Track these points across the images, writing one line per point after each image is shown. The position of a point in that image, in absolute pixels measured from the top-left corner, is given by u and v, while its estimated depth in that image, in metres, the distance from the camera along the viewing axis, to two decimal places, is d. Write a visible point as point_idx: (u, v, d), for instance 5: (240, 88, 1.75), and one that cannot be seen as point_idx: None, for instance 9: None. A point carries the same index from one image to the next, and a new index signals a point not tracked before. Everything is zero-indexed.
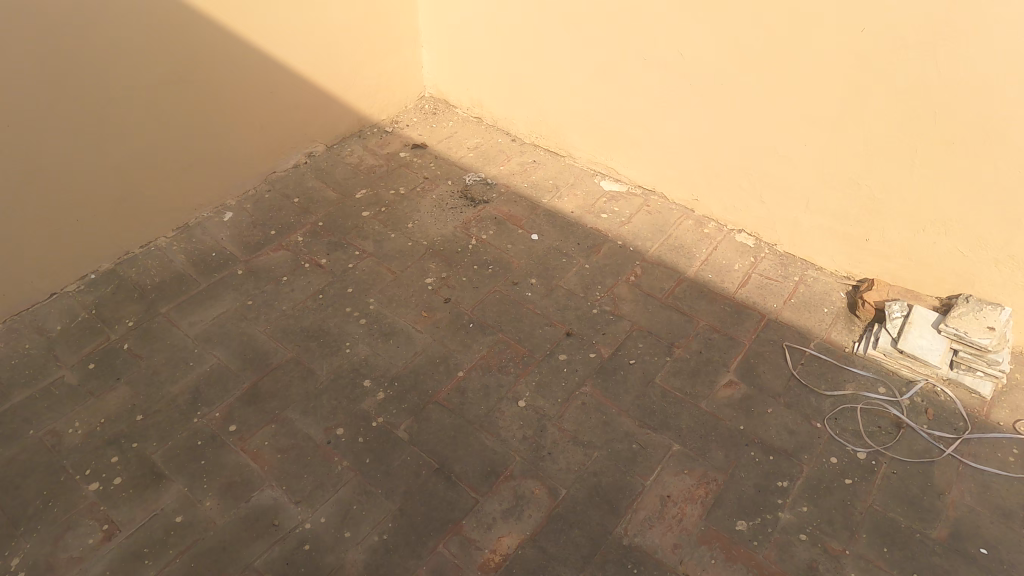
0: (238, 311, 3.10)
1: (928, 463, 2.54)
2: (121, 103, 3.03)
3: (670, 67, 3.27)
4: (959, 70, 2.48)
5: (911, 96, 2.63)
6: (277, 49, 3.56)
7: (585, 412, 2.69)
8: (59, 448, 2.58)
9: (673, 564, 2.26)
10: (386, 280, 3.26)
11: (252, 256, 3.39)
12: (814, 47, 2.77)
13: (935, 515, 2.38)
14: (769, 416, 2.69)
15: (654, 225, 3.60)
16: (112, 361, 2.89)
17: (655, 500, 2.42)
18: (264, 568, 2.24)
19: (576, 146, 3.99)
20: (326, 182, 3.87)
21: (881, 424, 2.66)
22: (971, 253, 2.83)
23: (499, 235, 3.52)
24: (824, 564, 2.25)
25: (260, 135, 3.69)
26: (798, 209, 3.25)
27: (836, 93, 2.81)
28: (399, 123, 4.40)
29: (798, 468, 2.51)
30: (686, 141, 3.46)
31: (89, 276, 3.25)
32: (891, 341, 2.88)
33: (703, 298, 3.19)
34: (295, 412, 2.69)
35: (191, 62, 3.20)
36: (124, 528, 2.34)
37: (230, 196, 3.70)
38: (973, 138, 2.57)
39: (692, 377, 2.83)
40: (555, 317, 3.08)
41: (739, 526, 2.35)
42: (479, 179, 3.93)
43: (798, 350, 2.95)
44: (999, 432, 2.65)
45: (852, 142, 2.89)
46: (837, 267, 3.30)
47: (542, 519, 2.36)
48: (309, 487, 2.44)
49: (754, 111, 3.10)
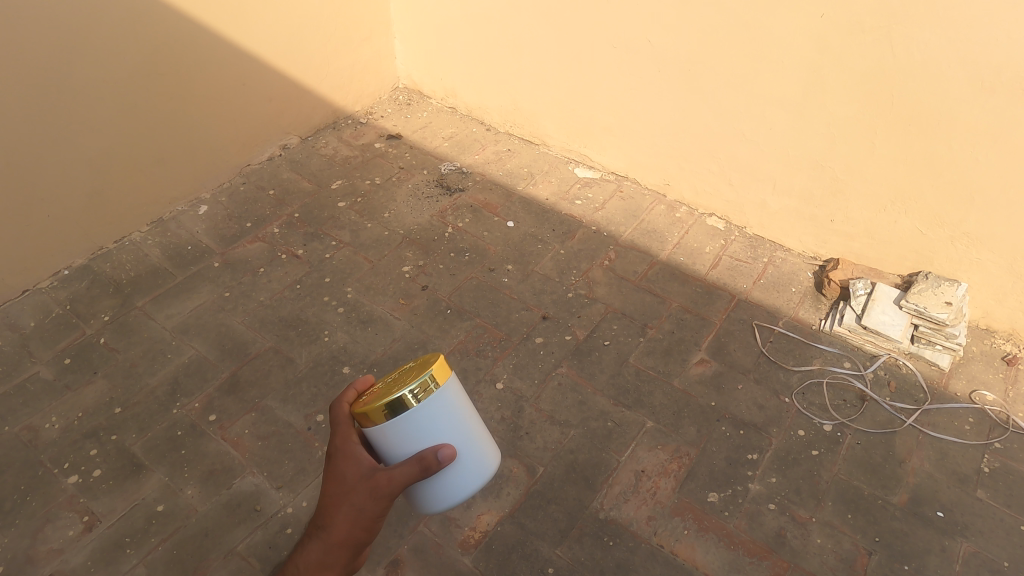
0: (216, 303, 3.12)
1: (890, 433, 2.65)
2: (90, 97, 3.01)
3: (640, 53, 3.32)
4: (914, 53, 2.56)
5: (869, 80, 2.72)
6: (247, 40, 3.55)
7: (561, 392, 2.75)
8: (37, 443, 2.58)
9: (647, 536, 2.33)
10: (363, 269, 3.29)
11: (228, 248, 3.40)
12: (776, 33, 2.84)
13: (895, 481, 2.49)
14: (739, 391, 2.78)
15: (628, 211, 3.67)
16: (88, 355, 2.89)
17: (629, 475, 2.49)
18: (246, 553, 2.27)
19: (549, 133, 4.04)
20: (302, 174, 3.89)
21: (846, 398, 2.76)
22: (930, 231, 2.94)
23: (475, 223, 3.57)
24: (791, 531, 2.34)
25: (233, 127, 3.68)
26: (765, 192, 3.34)
27: (800, 77, 2.89)
28: (374, 114, 4.42)
29: (767, 440, 2.61)
30: (657, 127, 3.52)
31: (62, 271, 3.23)
32: (855, 317, 2.99)
33: (675, 281, 3.27)
34: (275, 400, 2.72)
35: (160, 54, 3.18)
36: (105, 518, 2.36)
37: (205, 189, 3.69)
38: (928, 120, 2.67)
39: (665, 356, 2.91)
40: (531, 301, 3.14)
41: (711, 498, 2.44)
42: (454, 168, 3.96)
43: (767, 328, 3.04)
44: (957, 402, 2.76)
45: (816, 125, 2.97)
46: (804, 247, 3.39)
47: (520, 496, 2.42)
48: (290, 472, 2.48)
49: (721, 95, 3.18)
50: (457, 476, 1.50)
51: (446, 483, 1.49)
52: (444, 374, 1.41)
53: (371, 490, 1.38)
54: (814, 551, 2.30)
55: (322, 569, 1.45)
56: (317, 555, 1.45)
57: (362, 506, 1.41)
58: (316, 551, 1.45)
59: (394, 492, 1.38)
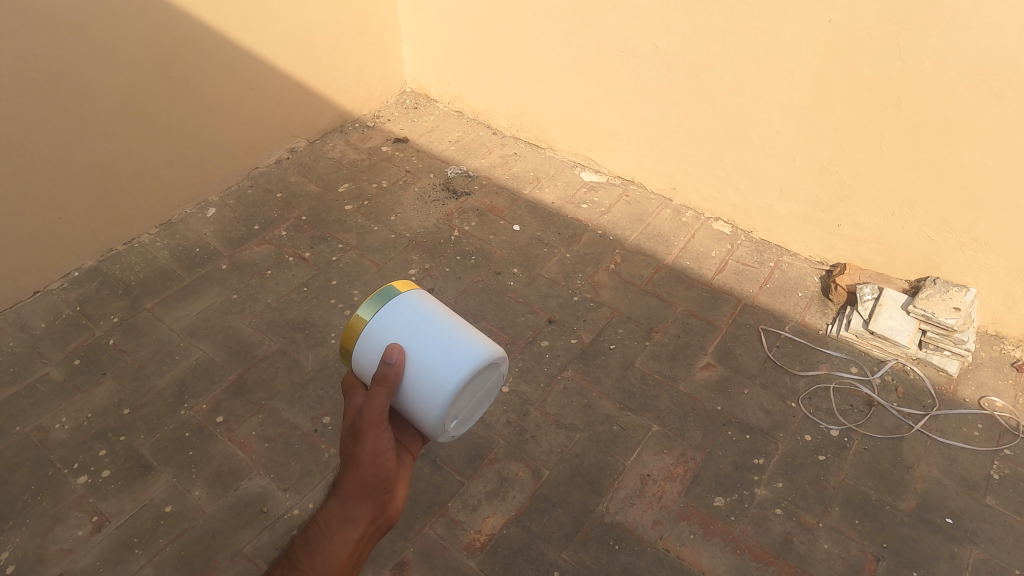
0: (224, 305, 3.13)
1: (897, 439, 2.64)
2: (103, 100, 3.05)
3: (646, 58, 3.33)
4: (923, 59, 2.56)
5: (878, 85, 2.72)
6: (256, 44, 3.58)
7: (566, 396, 2.75)
8: (46, 443, 2.60)
9: (653, 540, 2.33)
10: (370, 272, 3.31)
11: (236, 250, 3.42)
12: (783, 39, 2.85)
13: (903, 487, 2.48)
14: (745, 396, 2.78)
15: (633, 215, 3.68)
16: (98, 357, 2.91)
17: (635, 479, 2.49)
18: (253, 554, 2.28)
19: (555, 137, 4.05)
20: (309, 177, 3.90)
21: (853, 403, 2.75)
22: (938, 236, 2.93)
23: (481, 226, 3.58)
24: (798, 537, 2.33)
25: (241, 130, 3.71)
26: (772, 196, 3.34)
27: (807, 82, 2.89)
28: (380, 117, 4.44)
29: (774, 445, 2.60)
30: (663, 131, 3.53)
31: (72, 272, 3.26)
32: (862, 322, 2.98)
33: (681, 285, 3.27)
34: (282, 402, 2.73)
35: (171, 58, 3.22)
36: (114, 518, 2.37)
37: (213, 192, 3.71)
38: (936, 126, 2.67)
39: (670, 360, 2.91)
40: (537, 305, 3.14)
41: (717, 502, 2.43)
42: (460, 172, 3.97)
43: (773, 333, 3.04)
44: (965, 408, 2.74)
45: (823, 130, 2.97)
46: (811, 252, 3.39)
47: (526, 499, 2.43)
48: (297, 474, 2.49)
49: (727, 99, 3.18)
50: (426, 370, 1.51)
51: (419, 381, 1.52)
52: (399, 288, 1.64)
53: (360, 433, 1.55)
54: (821, 556, 2.29)
55: (343, 525, 1.55)
56: (339, 511, 1.57)
57: (359, 453, 1.55)
58: (335, 507, 1.57)
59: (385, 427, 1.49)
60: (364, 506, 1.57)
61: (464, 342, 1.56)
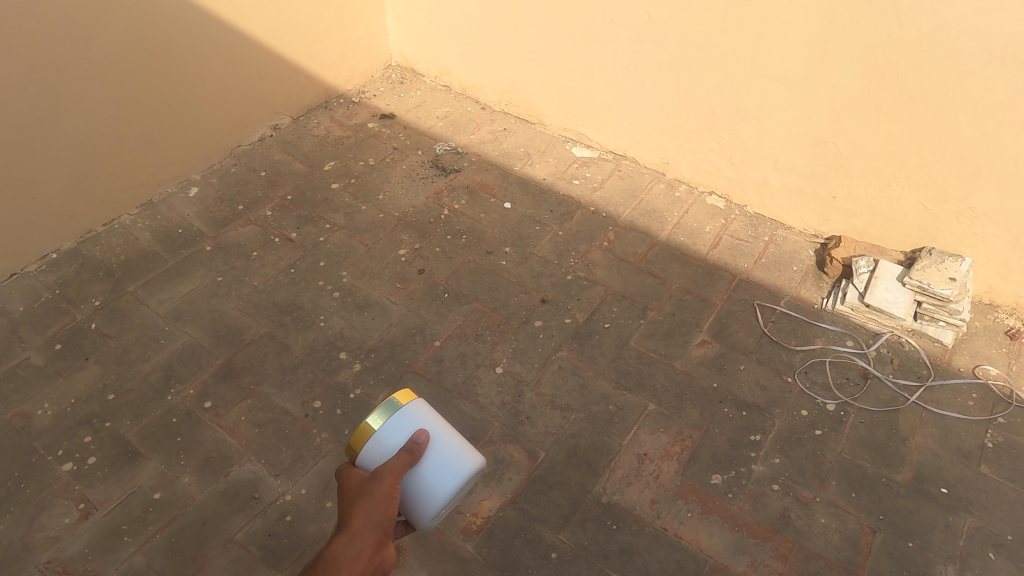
0: (209, 288, 3.05)
1: (893, 411, 2.63)
2: (77, 75, 2.91)
3: (638, 28, 3.23)
4: (922, 24, 2.49)
5: (875, 53, 2.64)
6: (235, 17, 3.44)
7: (562, 376, 2.72)
8: (30, 429, 2.53)
9: (650, 519, 2.31)
10: (358, 253, 3.23)
11: (220, 232, 3.33)
12: (779, 6, 2.76)
13: (899, 460, 2.47)
14: (741, 372, 2.75)
15: (626, 191, 3.61)
16: (80, 342, 2.83)
17: (631, 458, 2.47)
18: (245, 540, 2.24)
19: (546, 112, 3.96)
20: (294, 155, 3.80)
21: (848, 376, 2.74)
22: (934, 207, 2.90)
23: (471, 205, 3.50)
24: (795, 512, 2.33)
25: (222, 108, 3.59)
26: (767, 169, 3.29)
27: (804, 51, 2.81)
28: (366, 93, 4.32)
29: (770, 421, 2.58)
30: (656, 104, 3.45)
31: (50, 255, 3.16)
32: (858, 295, 2.96)
33: (675, 261, 3.23)
34: (271, 387, 2.67)
35: (147, 31, 3.08)
36: (101, 506, 2.32)
37: (195, 171, 3.60)
38: (935, 94, 2.61)
39: (665, 338, 2.88)
40: (530, 285, 3.09)
41: (714, 480, 2.41)
42: (449, 148, 3.88)
43: (768, 308, 3.01)
44: (960, 377, 2.74)
45: (819, 100, 2.90)
46: (805, 226, 3.35)
47: (522, 481, 2.40)
48: (288, 460, 2.44)
49: (722, 70, 3.10)
50: (428, 475, 1.63)
51: (420, 482, 1.62)
52: (405, 397, 1.70)
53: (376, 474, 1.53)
54: (818, 531, 2.29)
55: (349, 559, 1.38)
56: (349, 549, 1.40)
57: (371, 491, 1.50)
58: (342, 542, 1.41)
59: (394, 468, 1.54)
60: (369, 536, 1.44)
61: (460, 447, 1.71)
